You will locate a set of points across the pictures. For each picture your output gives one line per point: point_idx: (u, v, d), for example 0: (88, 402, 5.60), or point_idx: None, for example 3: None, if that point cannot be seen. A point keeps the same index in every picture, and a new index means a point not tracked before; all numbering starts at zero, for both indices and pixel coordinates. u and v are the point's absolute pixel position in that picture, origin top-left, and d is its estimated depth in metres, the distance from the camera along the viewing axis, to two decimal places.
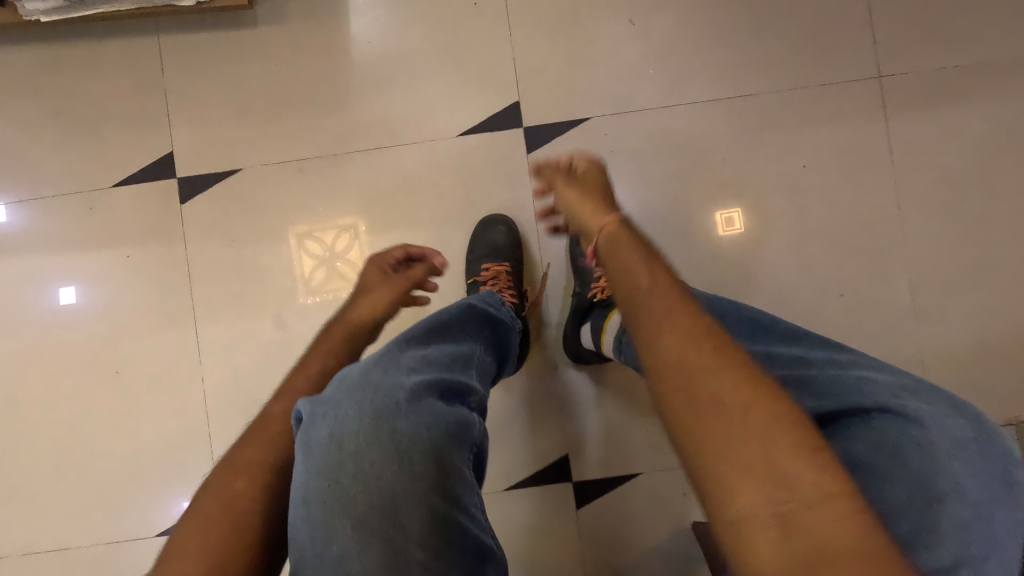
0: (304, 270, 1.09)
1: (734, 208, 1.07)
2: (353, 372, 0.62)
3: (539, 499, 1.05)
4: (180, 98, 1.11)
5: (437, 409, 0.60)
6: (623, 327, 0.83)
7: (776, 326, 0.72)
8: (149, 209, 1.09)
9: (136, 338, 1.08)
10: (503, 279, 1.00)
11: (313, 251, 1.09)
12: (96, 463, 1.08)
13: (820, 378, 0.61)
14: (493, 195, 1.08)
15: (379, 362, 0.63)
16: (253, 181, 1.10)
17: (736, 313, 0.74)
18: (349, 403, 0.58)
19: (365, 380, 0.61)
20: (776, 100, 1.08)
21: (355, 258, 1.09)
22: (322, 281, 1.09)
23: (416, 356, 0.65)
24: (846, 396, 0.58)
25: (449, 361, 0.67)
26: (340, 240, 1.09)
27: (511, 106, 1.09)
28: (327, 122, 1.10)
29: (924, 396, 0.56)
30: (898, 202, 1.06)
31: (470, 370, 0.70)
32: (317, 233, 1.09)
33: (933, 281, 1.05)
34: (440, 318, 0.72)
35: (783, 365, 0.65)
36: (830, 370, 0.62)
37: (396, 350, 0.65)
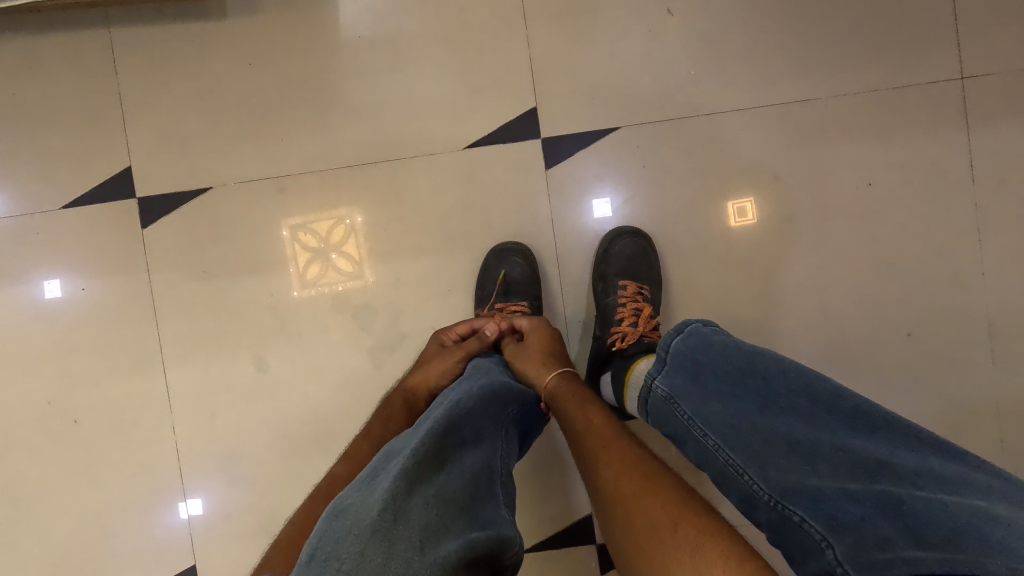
0: (298, 261, 0.94)
1: (747, 198, 0.92)
2: (340, 551, 0.43)
3: (556, 566, 0.93)
4: (138, 102, 0.94)
5: (460, 545, 0.44)
6: (655, 386, 0.61)
7: (871, 413, 0.49)
8: (104, 233, 0.94)
9: (95, 383, 0.94)
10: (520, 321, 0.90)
11: (306, 242, 0.94)
12: (45, 530, 0.93)
13: (921, 507, 0.43)
14: (505, 219, 0.93)
15: (379, 531, 0.43)
16: (226, 202, 0.94)
17: (808, 390, 0.52)
18: (348, 546, 0.43)
19: (362, 568, 0.42)
20: (836, 107, 0.92)
21: (351, 250, 0.94)
22: (314, 286, 0.94)
23: (427, 504, 0.46)
24: (998, 558, 0.38)
25: (468, 496, 0.49)
26: (335, 231, 0.94)
27: (526, 114, 0.93)
28: (312, 132, 0.94)
29: None
30: (977, 228, 0.91)
31: (495, 496, 0.52)
32: (311, 224, 0.94)
33: (1015, 320, 0.91)
34: (444, 424, 0.53)
35: (860, 471, 0.47)
36: (959, 507, 0.42)
37: (400, 500, 0.46)
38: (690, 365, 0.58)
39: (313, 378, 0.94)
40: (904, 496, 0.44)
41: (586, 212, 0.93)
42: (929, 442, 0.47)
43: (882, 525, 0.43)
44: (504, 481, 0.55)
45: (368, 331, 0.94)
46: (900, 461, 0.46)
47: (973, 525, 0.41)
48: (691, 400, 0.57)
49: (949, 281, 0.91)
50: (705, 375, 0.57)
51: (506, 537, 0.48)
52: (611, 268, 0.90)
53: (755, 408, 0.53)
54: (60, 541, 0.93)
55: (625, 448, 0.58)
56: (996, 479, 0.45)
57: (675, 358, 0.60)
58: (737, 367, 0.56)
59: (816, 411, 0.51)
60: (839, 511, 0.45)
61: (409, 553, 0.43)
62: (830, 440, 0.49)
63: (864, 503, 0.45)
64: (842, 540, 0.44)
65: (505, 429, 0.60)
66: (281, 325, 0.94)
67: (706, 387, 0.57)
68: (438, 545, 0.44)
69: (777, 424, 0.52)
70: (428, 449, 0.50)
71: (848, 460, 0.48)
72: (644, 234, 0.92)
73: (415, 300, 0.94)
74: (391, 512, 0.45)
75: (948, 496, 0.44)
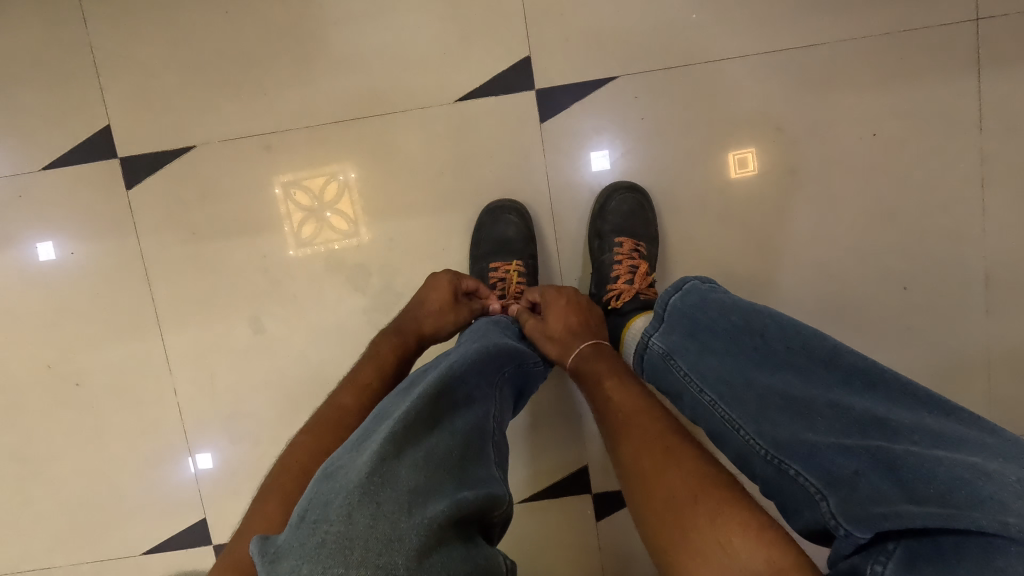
0: (292, 219, 0.92)
1: (747, 148, 0.90)
2: (329, 515, 0.44)
3: (553, 512, 0.96)
4: (111, 56, 0.90)
5: (447, 506, 0.45)
6: (652, 343, 0.61)
7: (867, 369, 0.50)
8: (89, 195, 0.92)
9: (93, 346, 0.94)
10: (514, 280, 0.89)
11: (299, 201, 0.92)
12: (60, 485, 0.96)
13: (911, 462, 0.43)
14: (499, 175, 0.91)
15: (366, 492, 0.44)
16: (211, 161, 0.92)
17: (806, 346, 0.52)
18: (338, 505, 0.44)
19: (349, 531, 0.43)
20: (843, 53, 0.88)
21: (344, 208, 0.92)
22: (310, 246, 0.93)
23: (417, 464, 0.47)
24: (991, 510, 0.39)
25: (458, 457, 0.50)
26: (329, 187, 0.92)
27: (519, 63, 0.89)
28: (295, 87, 0.90)
29: None
30: (982, 178, 0.89)
31: (486, 455, 0.53)
32: (303, 181, 0.92)
33: (1014, 273, 0.90)
34: (436, 389, 0.53)
35: (853, 426, 0.47)
36: (952, 462, 0.42)
37: (387, 463, 0.46)
38: (685, 322, 0.59)
39: (310, 339, 0.94)
40: (899, 451, 0.44)
41: (582, 166, 0.91)
42: (922, 400, 0.47)
43: (876, 480, 0.44)
44: (497, 441, 0.56)
45: (363, 289, 0.93)
46: (892, 415, 0.47)
47: (965, 479, 0.41)
48: (685, 355, 0.58)
49: (948, 235, 0.90)
50: (702, 333, 0.57)
51: (494, 493, 0.49)
52: (607, 224, 0.88)
53: (751, 364, 0.54)
54: (73, 498, 0.96)
55: (646, 419, 0.58)
56: (994, 441, 0.44)
57: (673, 314, 0.60)
58: (735, 326, 0.56)
59: (814, 369, 0.51)
60: (833, 465, 0.46)
61: (396, 515, 0.44)
62: (826, 397, 0.50)
63: (858, 457, 0.45)
64: (836, 493, 0.45)
65: (498, 390, 0.61)
66: (276, 287, 0.93)
67: (704, 344, 0.57)
68: (425, 505, 0.45)
69: (774, 379, 0.52)
70: (417, 413, 0.50)
71: (843, 416, 0.48)
72: (642, 189, 0.90)
73: (410, 259, 0.93)
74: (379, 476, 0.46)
75: (936, 450, 0.44)
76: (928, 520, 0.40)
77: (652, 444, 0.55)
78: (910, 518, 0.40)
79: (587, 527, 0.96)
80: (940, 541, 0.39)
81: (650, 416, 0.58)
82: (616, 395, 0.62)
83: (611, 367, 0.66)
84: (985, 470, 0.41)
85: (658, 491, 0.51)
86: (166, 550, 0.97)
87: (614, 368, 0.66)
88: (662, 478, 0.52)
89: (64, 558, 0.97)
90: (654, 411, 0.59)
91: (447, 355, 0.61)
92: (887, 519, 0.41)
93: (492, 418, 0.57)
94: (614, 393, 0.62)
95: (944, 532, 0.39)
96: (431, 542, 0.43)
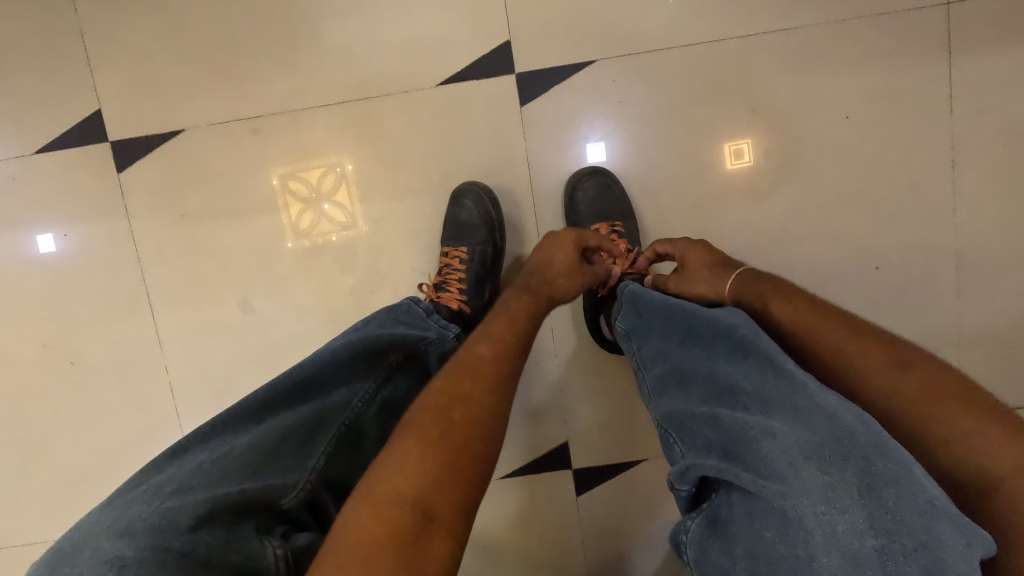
0: (291, 213, 0.95)
1: (744, 138, 0.92)
2: (184, 443, 0.53)
3: (535, 487, 0.99)
4: (102, 43, 0.92)
5: (214, 466, 0.50)
6: (618, 323, 0.70)
7: (745, 341, 0.57)
8: (81, 178, 0.94)
9: (88, 325, 0.97)
10: (456, 266, 0.89)
11: (298, 192, 0.94)
12: (57, 460, 0.98)
13: (734, 426, 0.54)
14: (480, 159, 0.93)
15: (204, 433, 0.53)
16: (200, 144, 0.94)
17: (711, 330, 0.60)
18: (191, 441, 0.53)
19: (174, 468, 0.51)
20: (817, 36, 0.90)
21: (343, 199, 0.94)
22: (308, 238, 0.95)
23: (233, 447, 0.51)
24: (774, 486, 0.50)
25: (294, 434, 0.53)
26: (326, 180, 0.94)
27: (499, 48, 0.91)
28: (281, 71, 0.92)
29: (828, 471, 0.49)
30: (954, 159, 0.91)
31: (323, 438, 0.55)
32: (300, 173, 0.94)
33: (984, 253, 0.92)
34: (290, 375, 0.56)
35: (709, 394, 0.57)
36: (756, 427, 0.53)
37: (237, 422, 0.54)
38: (637, 304, 0.68)
39: (298, 318, 0.97)
40: (732, 416, 0.54)
41: (560, 150, 0.93)
42: (787, 383, 0.53)
43: (712, 438, 0.55)
44: (354, 427, 0.57)
45: (349, 270, 0.95)
46: (748, 386, 0.55)
47: (757, 440, 0.52)
48: (638, 334, 0.67)
49: (920, 215, 0.92)
50: (647, 314, 0.66)
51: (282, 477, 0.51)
52: (582, 216, 0.91)
53: (663, 340, 0.64)
54: (69, 472, 0.99)
55: (506, 364, 0.61)
56: (845, 427, 0.50)
57: (627, 295, 0.70)
58: (665, 306, 0.65)
59: (705, 341, 0.60)
60: (683, 426, 0.57)
61: (199, 489, 0.48)
62: (706, 368, 0.59)
63: (702, 420, 0.56)
64: (685, 449, 0.56)
65: (383, 376, 0.60)
66: (264, 267, 0.96)
67: (651, 323, 0.66)
68: (223, 458, 0.51)
69: (676, 352, 0.61)
70: (255, 399, 0.55)
71: (710, 385, 0.57)
72: (605, 172, 0.92)
73: (394, 241, 0.95)
74: (205, 450, 0.52)
75: (757, 416, 0.53)
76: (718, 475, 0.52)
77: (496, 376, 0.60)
78: (708, 471, 0.53)
79: (568, 502, 0.99)
80: (733, 498, 0.53)
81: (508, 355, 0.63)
82: (497, 328, 0.65)
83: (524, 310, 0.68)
84: (802, 453, 0.50)
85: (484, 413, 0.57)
86: None
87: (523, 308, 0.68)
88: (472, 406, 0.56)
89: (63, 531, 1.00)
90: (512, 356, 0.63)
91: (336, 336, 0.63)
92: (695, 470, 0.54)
93: (356, 404, 0.58)
94: (495, 327, 0.65)
95: (734, 489, 0.52)
96: (221, 519, 0.47)
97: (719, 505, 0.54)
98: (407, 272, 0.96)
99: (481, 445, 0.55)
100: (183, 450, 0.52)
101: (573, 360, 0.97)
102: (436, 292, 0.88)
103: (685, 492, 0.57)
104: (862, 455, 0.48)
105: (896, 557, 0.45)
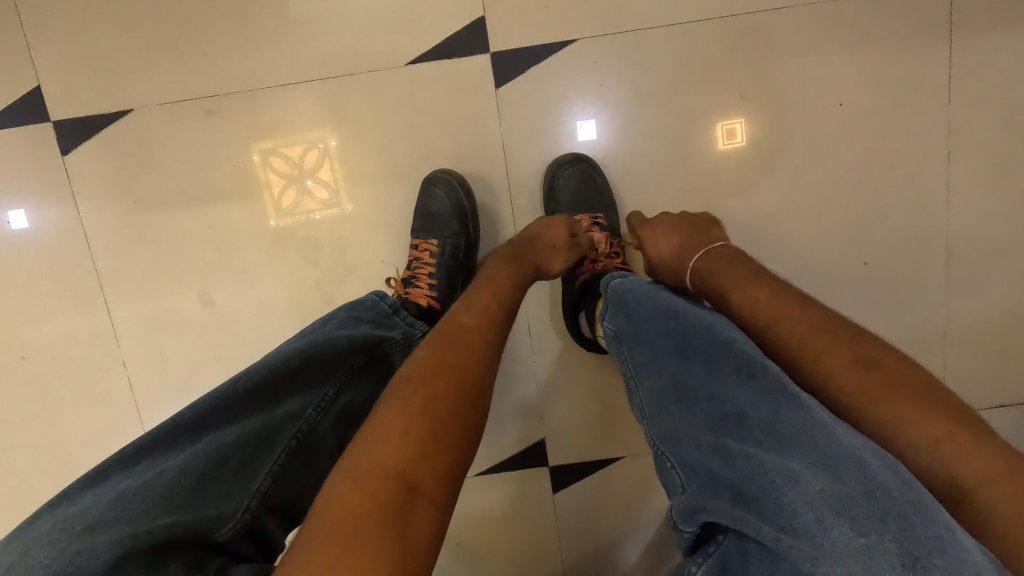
0: (273, 190, 0.89)
1: (735, 118, 0.87)
2: (118, 457, 0.49)
3: (510, 484, 0.97)
4: (38, 12, 0.84)
5: (143, 489, 0.45)
6: (605, 327, 0.63)
7: (751, 359, 0.50)
8: (22, 161, 0.87)
9: (37, 318, 0.92)
10: (426, 260, 0.85)
11: (278, 169, 0.88)
12: (11, 457, 0.94)
13: (747, 465, 0.45)
14: (452, 144, 0.87)
15: (144, 448, 0.49)
16: (151, 126, 0.87)
17: (714, 346, 0.52)
18: (129, 461, 0.49)
19: (104, 489, 0.47)
20: (811, 16, 0.84)
21: (325, 178, 0.88)
22: (290, 216, 0.89)
23: (163, 471, 0.47)
24: (801, 542, 0.41)
25: (237, 454, 0.49)
26: (308, 156, 0.88)
27: (471, 24, 0.84)
28: (235, 46, 0.85)
29: (862, 529, 0.40)
30: (948, 150, 0.87)
31: (269, 458, 0.50)
32: (281, 150, 0.88)
33: (973, 249, 0.89)
34: (233, 384, 0.52)
35: (716, 423, 0.49)
36: (772, 467, 0.44)
37: (178, 437, 0.50)
38: (629, 307, 0.61)
39: (261, 313, 0.92)
40: (744, 450, 0.46)
41: (536, 135, 0.87)
42: (802, 415, 0.45)
43: (721, 474, 0.46)
44: (309, 442, 0.53)
45: (313, 261, 0.90)
46: (757, 414, 0.47)
47: (775, 483, 0.43)
48: (630, 341, 0.59)
49: (910, 208, 0.89)
50: (638, 317, 0.59)
51: (220, 506, 0.47)
52: (561, 205, 0.86)
53: (660, 352, 0.56)
54: (24, 470, 0.94)
55: (489, 331, 0.58)
56: (877, 478, 0.42)
57: (615, 296, 0.63)
58: (659, 308, 0.58)
59: (713, 354, 0.52)
60: (687, 457, 0.50)
61: (117, 523, 0.43)
62: (710, 388, 0.51)
63: (708, 451, 0.48)
64: (691, 489, 0.48)
65: (340, 383, 0.56)
66: (223, 258, 0.91)
67: (643, 329, 0.58)
68: (152, 483, 0.46)
69: (675, 368, 0.54)
70: (191, 413, 0.50)
71: (714, 410, 0.50)
72: (586, 159, 0.87)
73: (362, 230, 0.90)
74: (131, 476, 0.47)
75: (771, 452, 0.45)
76: (729, 522, 0.44)
77: (478, 346, 0.56)
78: (716, 516, 0.45)
79: (544, 500, 0.97)
80: (747, 549, 0.44)
81: (489, 323, 0.59)
82: (477, 302, 0.61)
83: (509, 283, 0.66)
84: (830, 504, 0.41)
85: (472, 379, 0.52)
86: None
87: (503, 284, 0.66)
88: (457, 375, 0.52)
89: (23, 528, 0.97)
90: (496, 323, 0.60)
91: (289, 341, 0.59)
92: (703, 512, 0.46)
93: (311, 413, 0.54)
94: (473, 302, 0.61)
95: (750, 540, 0.44)
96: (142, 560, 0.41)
97: (729, 553, 0.46)
98: (376, 263, 0.91)
99: (468, 414, 0.50)
100: (116, 468, 0.48)
101: (550, 357, 0.94)
102: (404, 287, 0.84)
103: (687, 535, 0.49)
104: (898, 516, 0.40)
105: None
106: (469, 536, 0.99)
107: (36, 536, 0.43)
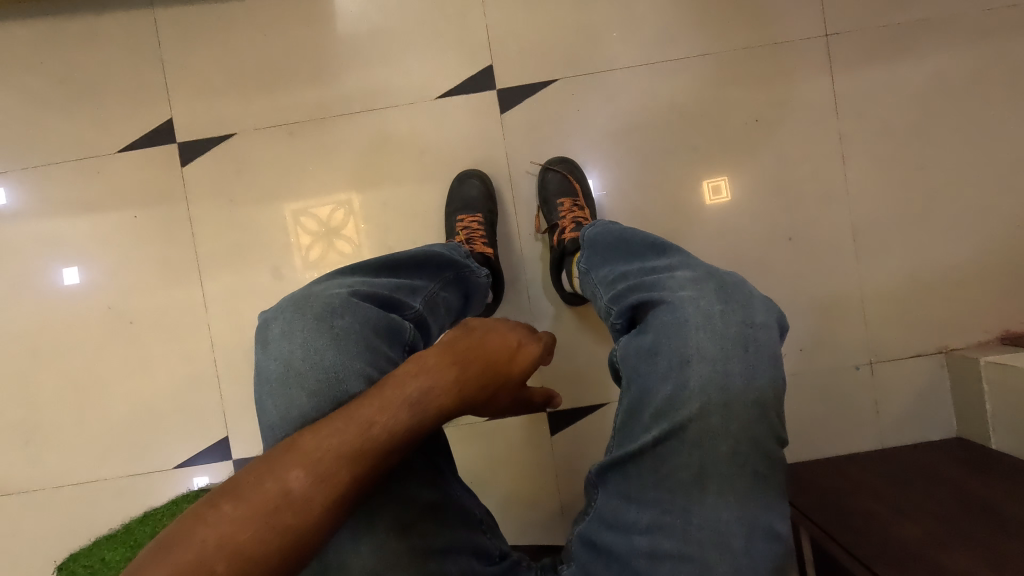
0: (301, 243, 1.18)
1: (722, 180, 1.16)
2: (337, 274, 0.78)
3: (514, 427, 1.17)
4: (174, 68, 1.18)
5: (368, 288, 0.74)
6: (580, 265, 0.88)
7: (661, 240, 0.80)
8: (151, 172, 1.19)
9: (145, 291, 1.18)
10: (475, 229, 1.11)
11: (308, 227, 1.18)
12: (114, 405, 1.18)
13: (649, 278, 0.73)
14: (469, 154, 1.18)
15: (353, 273, 0.78)
16: (247, 145, 1.19)
17: (636, 240, 0.81)
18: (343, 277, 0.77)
19: (333, 284, 0.75)
20: (730, 60, 1.16)
21: (349, 234, 1.18)
22: (316, 267, 1.18)
23: (358, 281, 0.75)
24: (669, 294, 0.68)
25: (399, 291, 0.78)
26: (335, 215, 1.18)
27: (483, 69, 1.17)
28: (312, 88, 1.18)
29: (702, 286, 0.68)
30: (844, 153, 1.15)
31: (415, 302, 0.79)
32: (311, 211, 1.18)
33: (873, 226, 1.15)
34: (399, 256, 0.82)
35: (637, 271, 0.76)
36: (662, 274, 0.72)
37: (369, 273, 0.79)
38: (592, 251, 0.87)
39: None
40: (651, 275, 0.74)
41: (532, 145, 1.18)
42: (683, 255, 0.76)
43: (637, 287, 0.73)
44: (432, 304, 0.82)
45: (363, 243, 1.18)
46: (661, 262, 0.76)
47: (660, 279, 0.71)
48: (594, 268, 0.85)
49: (821, 196, 1.15)
50: (597, 248, 0.86)
51: (402, 321, 0.74)
52: (549, 193, 1.13)
53: (610, 258, 0.83)
54: (123, 416, 1.18)
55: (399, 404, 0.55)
56: (720, 270, 0.71)
57: (584, 240, 0.90)
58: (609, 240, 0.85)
59: (638, 246, 0.81)
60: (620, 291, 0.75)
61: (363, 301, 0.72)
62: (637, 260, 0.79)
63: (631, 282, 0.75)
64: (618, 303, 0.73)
65: (445, 281, 0.86)
66: (293, 243, 1.18)
67: (599, 253, 0.85)
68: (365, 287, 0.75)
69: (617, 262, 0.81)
70: (379, 263, 0.80)
71: (639, 266, 0.77)
72: (569, 159, 1.15)
73: (398, 219, 1.18)
74: (350, 282, 0.76)
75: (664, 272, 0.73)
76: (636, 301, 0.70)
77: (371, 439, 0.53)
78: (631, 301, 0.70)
79: (543, 441, 1.16)
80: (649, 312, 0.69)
81: (392, 401, 0.55)
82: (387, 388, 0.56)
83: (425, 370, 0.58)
84: (693, 280, 0.69)
85: (363, 454, 0.52)
86: (195, 460, 1.18)
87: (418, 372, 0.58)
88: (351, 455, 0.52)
89: (115, 468, 1.18)
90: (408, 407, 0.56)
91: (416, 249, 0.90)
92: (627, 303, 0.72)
93: (431, 289, 0.83)
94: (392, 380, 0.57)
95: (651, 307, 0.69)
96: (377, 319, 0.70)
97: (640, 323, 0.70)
98: (410, 244, 1.18)
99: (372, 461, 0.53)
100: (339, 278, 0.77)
101: (546, 317, 1.17)
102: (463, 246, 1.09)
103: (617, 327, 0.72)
104: (719, 277, 0.69)
105: (733, 319, 0.65)
106: (482, 474, 1.16)
107: (309, 296, 0.72)
